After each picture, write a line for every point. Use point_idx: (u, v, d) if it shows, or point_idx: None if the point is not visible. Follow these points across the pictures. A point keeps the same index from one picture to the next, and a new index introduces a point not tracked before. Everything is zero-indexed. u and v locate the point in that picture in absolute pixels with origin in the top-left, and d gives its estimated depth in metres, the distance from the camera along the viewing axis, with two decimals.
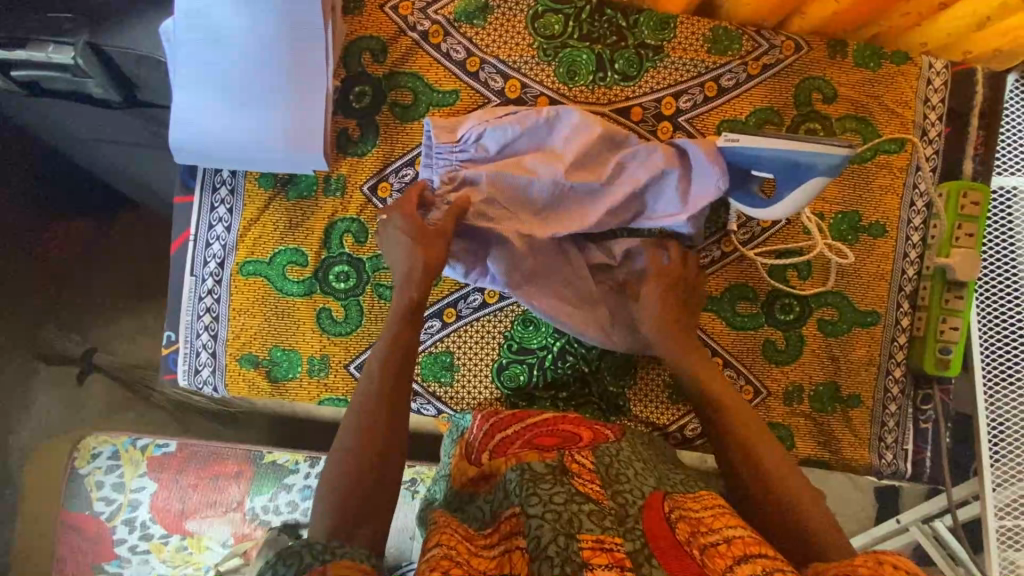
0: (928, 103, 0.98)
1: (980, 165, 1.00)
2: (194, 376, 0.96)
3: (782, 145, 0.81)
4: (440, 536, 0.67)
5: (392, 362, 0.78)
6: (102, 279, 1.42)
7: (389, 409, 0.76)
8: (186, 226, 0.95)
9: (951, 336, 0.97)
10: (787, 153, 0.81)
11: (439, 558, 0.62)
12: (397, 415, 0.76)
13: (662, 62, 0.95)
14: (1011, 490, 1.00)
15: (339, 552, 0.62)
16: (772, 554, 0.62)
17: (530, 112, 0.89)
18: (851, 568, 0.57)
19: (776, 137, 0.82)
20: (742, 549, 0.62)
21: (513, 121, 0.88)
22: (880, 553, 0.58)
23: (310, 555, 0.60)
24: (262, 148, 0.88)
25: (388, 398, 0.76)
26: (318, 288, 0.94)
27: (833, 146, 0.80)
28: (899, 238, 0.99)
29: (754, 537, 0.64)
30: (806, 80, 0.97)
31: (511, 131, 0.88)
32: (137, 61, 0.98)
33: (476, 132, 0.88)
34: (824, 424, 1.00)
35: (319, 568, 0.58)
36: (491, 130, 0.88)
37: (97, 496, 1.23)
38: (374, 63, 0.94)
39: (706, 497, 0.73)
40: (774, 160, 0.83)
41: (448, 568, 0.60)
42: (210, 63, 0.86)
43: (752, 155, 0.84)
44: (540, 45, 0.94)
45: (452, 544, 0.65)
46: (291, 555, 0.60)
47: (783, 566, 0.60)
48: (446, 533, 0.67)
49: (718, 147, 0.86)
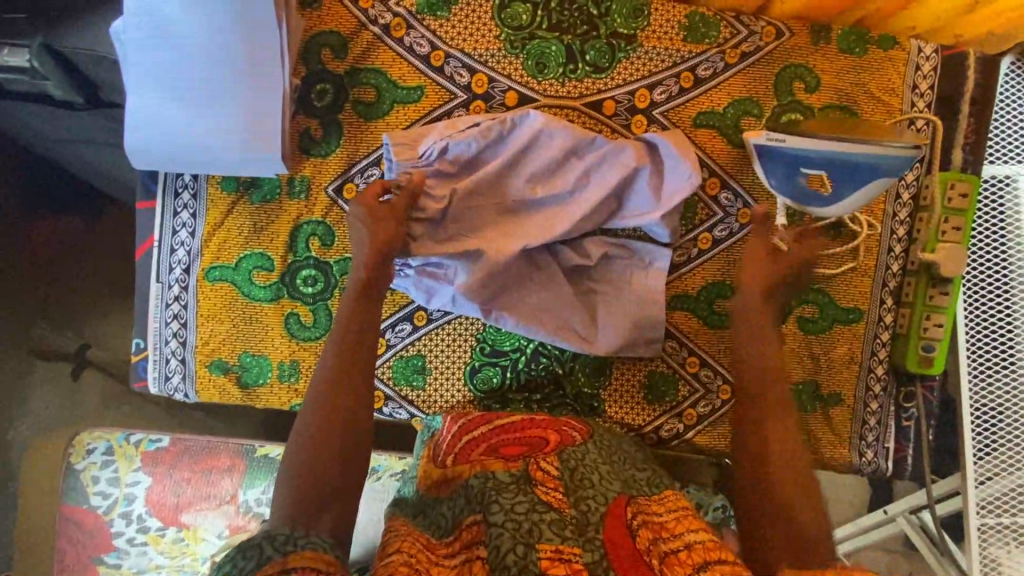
0: (916, 90, 0.94)
1: (970, 154, 0.96)
2: (165, 383, 0.95)
3: (832, 143, 0.81)
4: (399, 544, 0.68)
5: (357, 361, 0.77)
6: (85, 277, 1.41)
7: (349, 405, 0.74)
8: (150, 231, 0.93)
9: (936, 333, 0.95)
10: (840, 151, 0.81)
11: (398, 564, 0.64)
12: (359, 417, 0.75)
13: (635, 52, 0.92)
14: (994, 487, 0.97)
15: (303, 541, 0.61)
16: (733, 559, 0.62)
17: (494, 122, 0.87)
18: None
19: (825, 137, 0.82)
20: (702, 556, 0.62)
21: (476, 134, 0.86)
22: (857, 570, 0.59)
23: (269, 549, 0.59)
24: (220, 151, 0.85)
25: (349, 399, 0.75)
26: (285, 293, 0.92)
27: (896, 147, 0.79)
28: (884, 231, 0.96)
29: (713, 540, 0.65)
30: (787, 68, 0.93)
31: (475, 146, 0.86)
32: (97, 62, 0.95)
33: (439, 147, 0.85)
34: (803, 423, 0.98)
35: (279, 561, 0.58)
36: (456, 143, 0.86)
37: (93, 491, 1.24)
38: (335, 59, 0.91)
39: (670, 498, 0.75)
40: (845, 159, 0.81)
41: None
42: (162, 63, 0.83)
43: (824, 151, 0.82)
44: (507, 36, 0.91)
45: (412, 552, 0.66)
46: (251, 547, 0.60)
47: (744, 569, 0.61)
48: (406, 542, 0.68)
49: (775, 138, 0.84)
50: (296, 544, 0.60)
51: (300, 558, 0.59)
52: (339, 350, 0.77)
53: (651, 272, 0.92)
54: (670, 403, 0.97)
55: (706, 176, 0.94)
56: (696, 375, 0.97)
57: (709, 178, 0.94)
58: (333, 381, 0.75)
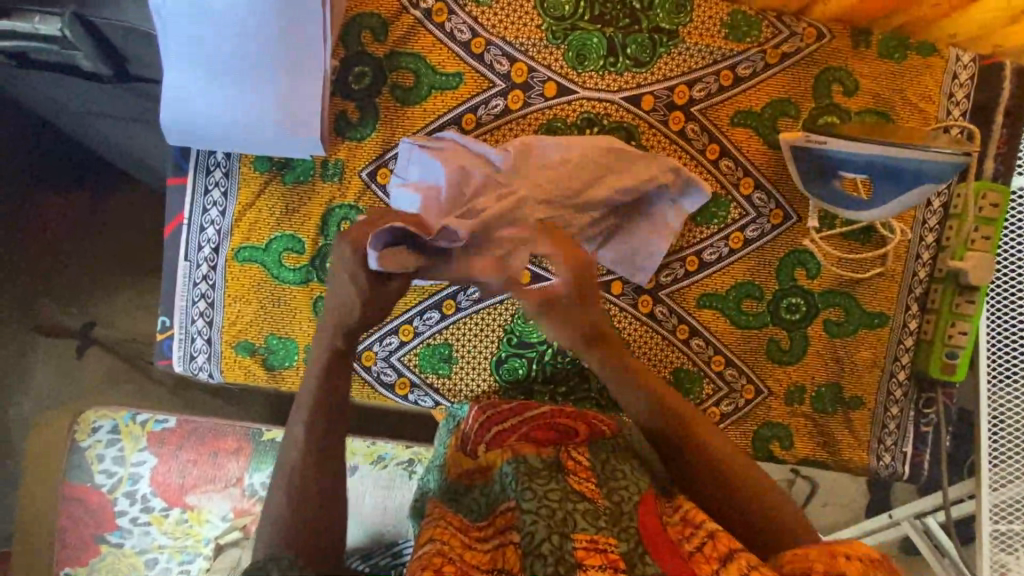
0: (952, 98, 0.95)
1: (1001, 165, 0.97)
2: (189, 362, 0.95)
3: (877, 148, 0.81)
4: (433, 532, 0.67)
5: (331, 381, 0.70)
6: (95, 252, 1.39)
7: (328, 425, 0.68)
8: (179, 209, 0.93)
9: (960, 340, 0.95)
10: (890, 156, 0.80)
11: (430, 555, 0.63)
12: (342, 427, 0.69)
13: (676, 48, 0.91)
14: (1008, 493, 0.99)
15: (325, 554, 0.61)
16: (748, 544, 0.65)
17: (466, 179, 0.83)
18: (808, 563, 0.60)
19: (869, 141, 0.81)
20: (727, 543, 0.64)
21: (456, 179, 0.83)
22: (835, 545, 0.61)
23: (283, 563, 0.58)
24: (260, 132, 0.85)
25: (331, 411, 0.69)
26: (315, 277, 0.92)
27: (947, 154, 0.79)
28: (913, 238, 0.96)
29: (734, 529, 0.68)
30: (826, 70, 0.93)
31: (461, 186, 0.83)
32: (126, 34, 0.94)
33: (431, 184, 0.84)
34: (824, 425, 0.99)
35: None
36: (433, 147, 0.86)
37: (98, 469, 1.22)
38: (374, 41, 0.90)
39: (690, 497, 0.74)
40: (874, 163, 0.82)
41: (439, 566, 0.61)
42: (200, 37, 0.81)
43: (853, 156, 0.82)
44: (548, 26, 0.90)
45: (445, 538, 0.66)
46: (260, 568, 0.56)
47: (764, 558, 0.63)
48: (440, 528, 0.68)
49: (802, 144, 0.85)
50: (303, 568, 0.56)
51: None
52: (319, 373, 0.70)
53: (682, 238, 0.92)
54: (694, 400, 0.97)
55: (740, 175, 0.94)
56: (721, 374, 0.97)
57: (743, 177, 0.94)
58: (310, 417, 0.69)
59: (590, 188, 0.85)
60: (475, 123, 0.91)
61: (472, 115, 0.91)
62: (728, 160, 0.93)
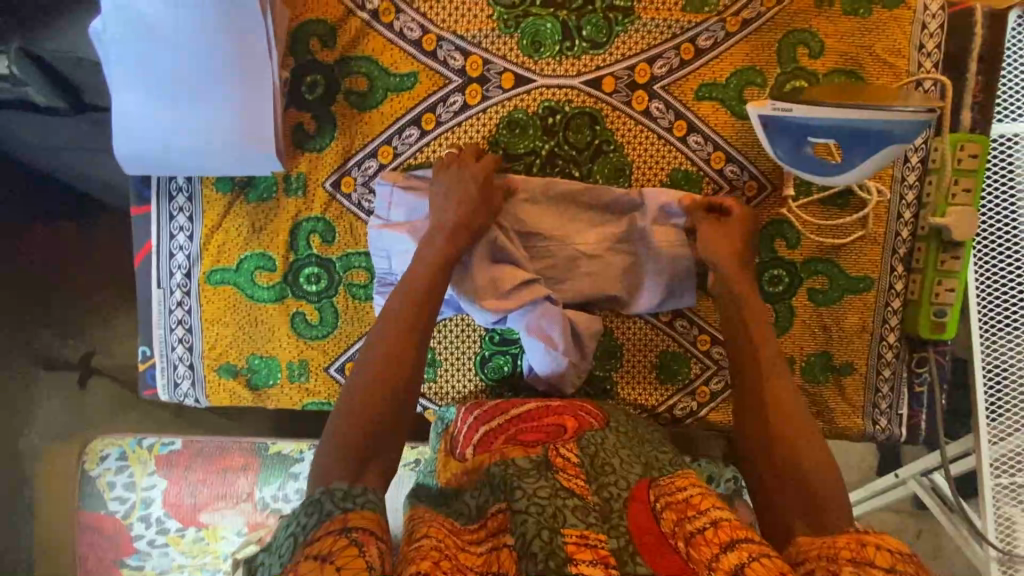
0: (923, 50, 0.92)
1: (978, 114, 0.94)
2: (174, 390, 0.94)
3: (839, 111, 0.78)
4: (427, 528, 0.67)
5: (420, 309, 0.78)
6: (83, 284, 1.39)
7: (401, 359, 0.75)
8: (146, 238, 0.92)
9: (947, 298, 0.93)
10: (850, 119, 0.78)
11: (428, 548, 0.62)
12: (417, 366, 0.76)
13: (633, 25, 0.89)
14: (1007, 445, 0.97)
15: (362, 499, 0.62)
16: (759, 538, 0.62)
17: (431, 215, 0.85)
18: (834, 547, 0.59)
19: (832, 105, 0.78)
20: (730, 535, 0.62)
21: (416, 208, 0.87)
22: (863, 534, 0.60)
23: (330, 504, 0.61)
24: (214, 151, 0.83)
25: (410, 339, 0.76)
26: (289, 292, 0.91)
27: (910, 111, 0.76)
28: (892, 197, 0.94)
29: (740, 521, 0.64)
30: (790, 34, 0.90)
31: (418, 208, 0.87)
32: (77, 63, 0.93)
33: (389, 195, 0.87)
34: (816, 394, 0.98)
35: (340, 517, 0.59)
36: (397, 220, 0.87)
37: (111, 496, 1.24)
38: (323, 49, 0.88)
39: (680, 476, 0.74)
40: (836, 128, 0.80)
41: (437, 559, 0.60)
42: (146, 63, 0.80)
43: (808, 124, 0.81)
44: (500, 16, 0.88)
45: (440, 536, 0.65)
46: (312, 504, 0.61)
47: (769, 551, 0.60)
48: (434, 526, 0.67)
49: (767, 114, 0.82)
50: (355, 502, 0.61)
51: (359, 517, 0.60)
52: (409, 294, 0.78)
53: (683, 231, 0.90)
54: (682, 381, 0.97)
55: (711, 150, 0.92)
56: (707, 352, 0.96)
57: (714, 151, 0.92)
58: (395, 332, 0.76)
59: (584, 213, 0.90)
60: (435, 122, 0.89)
61: (431, 114, 0.89)
62: (697, 136, 0.91)
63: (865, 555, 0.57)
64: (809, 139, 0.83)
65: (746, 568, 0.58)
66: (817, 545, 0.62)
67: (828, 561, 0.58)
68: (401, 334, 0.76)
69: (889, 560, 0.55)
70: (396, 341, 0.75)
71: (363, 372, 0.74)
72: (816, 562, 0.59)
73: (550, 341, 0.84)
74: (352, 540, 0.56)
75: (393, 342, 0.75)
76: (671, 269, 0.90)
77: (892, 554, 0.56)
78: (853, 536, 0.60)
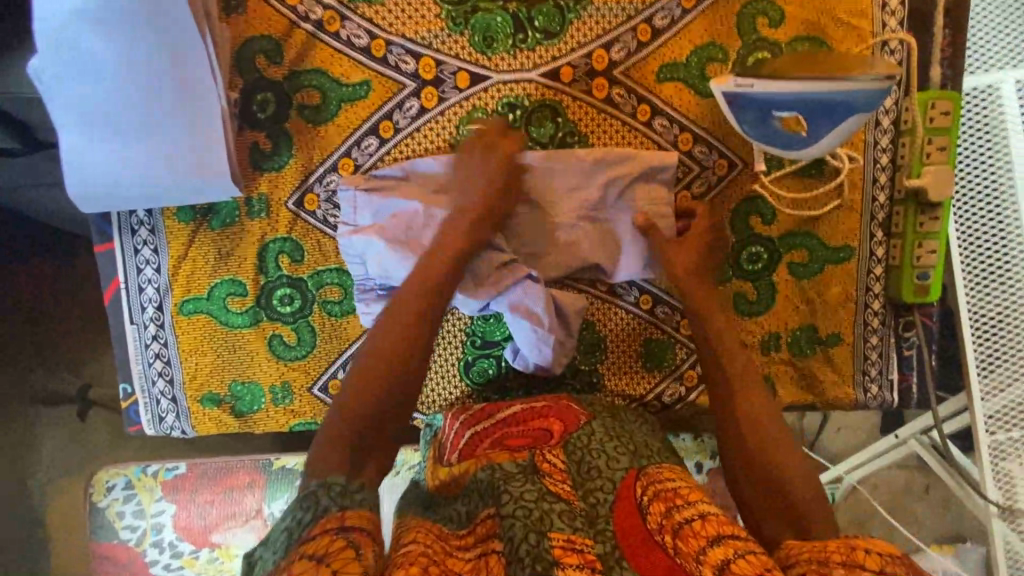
0: (886, 8, 0.89)
1: (948, 69, 0.91)
2: (159, 424, 0.94)
3: (802, 85, 0.76)
4: (415, 534, 0.67)
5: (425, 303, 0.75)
6: (68, 320, 1.38)
7: (403, 354, 0.73)
8: (113, 274, 0.90)
9: (929, 260, 0.92)
10: (811, 92, 0.76)
11: (416, 553, 0.62)
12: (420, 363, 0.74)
13: (586, 10, 0.86)
14: (997, 400, 0.97)
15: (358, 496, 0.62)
16: (744, 534, 0.62)
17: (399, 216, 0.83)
18: (825, 551, 0.59)
19: (795, 79, 0.76)
20: (716, 529, 0.62)
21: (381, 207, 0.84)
22: (851, 539, 0.59)
23: (325, 500, 0.60)
24: (168, 181, 0.82)
25: (413, 334, 0.74)
26: (264, 315, 0.90)
27: (868, 82, 0.75)
28: (866, 161, 0.92)
29: (727, 515, 0.64)
30: (748, 5, 0.87)
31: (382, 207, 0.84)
32: (24, 102, 0.89)
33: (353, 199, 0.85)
34: (804, 367, 0.97)
35: (335, 515, 0.59)
36: (364, 223, 0.85)
37: (121, 525, 1.23)
38: (271, 65, 0.86)
39: (665, 468, 0.74)
40: (799, 103, 0.78)
41: (426, 565, 0.60)
42: (87, 98, 0.78)
43: (770, 100, 0.78)
44: (448, 14, 0.85)
45: (427, 542, 0.65)
46: (306, 497, 0.61)
47: (754, 546, 0.61)
48: (421, 531, 0.67)
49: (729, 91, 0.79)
50: (353, 500, 0.61)
51: (358, 516, 0.60)
52: (413, 286, 0.76)
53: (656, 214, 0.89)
54: (669, 367, 0.96)
55: (677, 132, 0.90)
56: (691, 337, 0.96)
57: (681, 133, 0.90)
58: (397, 325, 0.74)
59: (556, 203, 0.88)
60: (393, 130, 0.87)
61: (388, 121, 0.87)
62: (662, 119, 0.89)
63: (855, 560, 0.56)
64: (775, 114, 0.81)
65: (731, 563, 0.57)
66: (806, 549, 0.61)
67: (819, 564, 0.57)
68: (401, 326, 0.74)
69: (879, 562, 0.55)
70: (398, 335, 0.74)
71: (352, 376, 0.72)
72: (806, 565, 0.58)
73: (534, 319, 0.83)
74: (348, 541, 0.56)
75: (396, 335, 0.74)
76: (646, 255, 0.89)
77: (881, 556, 0.55)
78: (843, 541, 0.59)
